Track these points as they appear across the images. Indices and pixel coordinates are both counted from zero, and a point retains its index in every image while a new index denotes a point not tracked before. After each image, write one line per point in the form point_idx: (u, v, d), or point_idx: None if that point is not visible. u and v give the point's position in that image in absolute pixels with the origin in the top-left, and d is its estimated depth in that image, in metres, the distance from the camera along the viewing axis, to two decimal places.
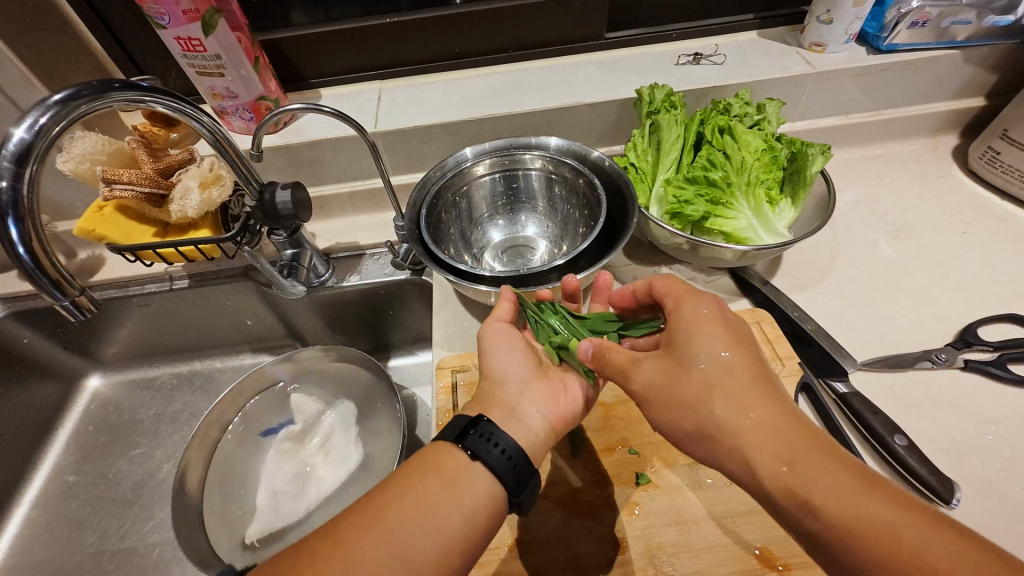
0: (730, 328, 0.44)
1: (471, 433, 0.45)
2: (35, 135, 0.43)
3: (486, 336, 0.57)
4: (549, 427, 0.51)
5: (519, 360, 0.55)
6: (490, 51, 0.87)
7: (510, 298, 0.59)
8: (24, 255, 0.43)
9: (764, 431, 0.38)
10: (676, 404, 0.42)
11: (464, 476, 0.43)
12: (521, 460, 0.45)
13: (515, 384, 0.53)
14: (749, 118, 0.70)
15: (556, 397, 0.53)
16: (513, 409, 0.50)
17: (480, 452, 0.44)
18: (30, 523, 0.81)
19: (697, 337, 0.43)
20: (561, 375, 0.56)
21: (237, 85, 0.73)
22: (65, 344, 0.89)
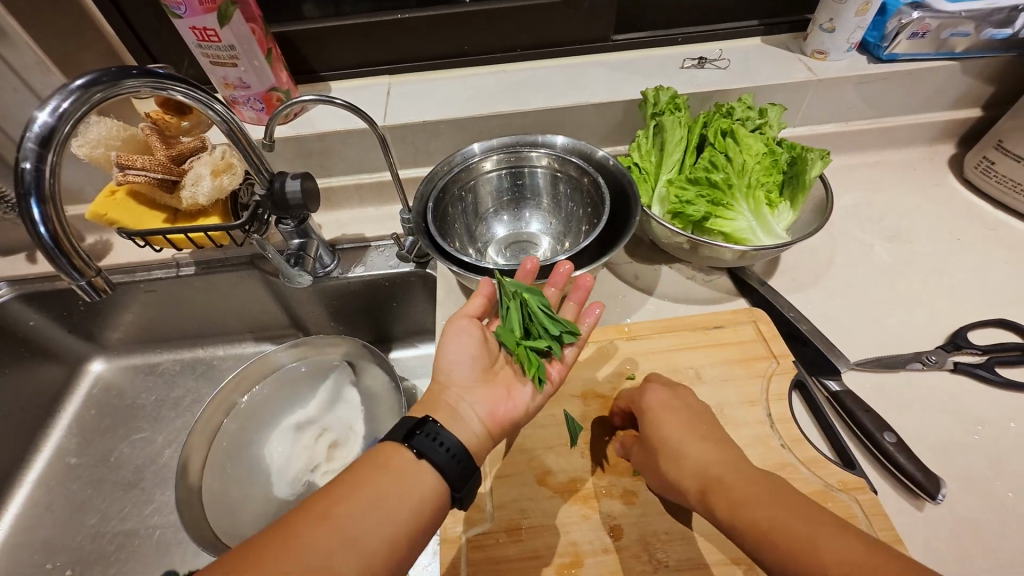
0: (682, 411, 0.51)
1: (417, 433, 0.45)
2: (57, 119, 0.44)
3: (448, 330, 0.55)
4: (489, 429, 0.50)
5: (469, 360, 0.52)
6: (498, 50, 0.89)
7: (485, 293, 0.59)
8: (44, 233, 0.44)
9: (726, 488, 0.43)
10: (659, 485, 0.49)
11: (412, 471, 0.43)
12: (464, 457, 0.45)
13: (460, 386, 0.51)
14: (750, 122, 0.72)
15: (499, 401, 0.51)
16: (453, 411, 0.49)
17: (426, 450, 0.44)
18: (32, 503, 0.82)
19: (655, 414, 0.51)
20: (509, 378, 0.54)
21: (250, 75, 0.74)
22: (70, 327, 0.90)
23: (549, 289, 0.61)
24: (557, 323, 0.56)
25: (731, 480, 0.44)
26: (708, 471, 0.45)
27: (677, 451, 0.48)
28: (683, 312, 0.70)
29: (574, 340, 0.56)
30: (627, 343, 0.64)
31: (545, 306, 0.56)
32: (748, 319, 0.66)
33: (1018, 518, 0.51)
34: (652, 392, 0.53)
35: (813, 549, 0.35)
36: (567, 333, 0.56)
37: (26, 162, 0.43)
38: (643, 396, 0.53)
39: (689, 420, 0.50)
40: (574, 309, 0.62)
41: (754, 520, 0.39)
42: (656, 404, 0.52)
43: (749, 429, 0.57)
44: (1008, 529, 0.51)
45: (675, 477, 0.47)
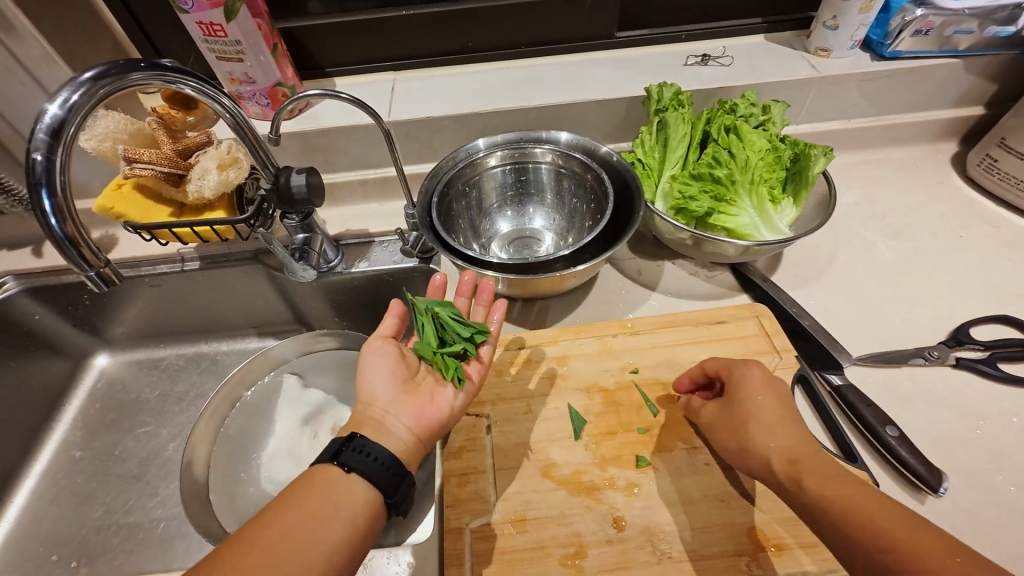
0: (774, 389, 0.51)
1: (344, 450, 0.43)
2: (67, 111, 0.44)
3: (363, 355, 0.54)
4: (416, 436, 0.48)
5: (387, 375, 0.51)
6: (502, 47, 0.89)
7: (397, 312, 0.57)
8: (55, 225, 0.44)
9: (817, 466, 0.44)
10: (734, 449, 0.50)
11: (342, 486, 0.42)
12: (394, 462, 0.44)
13: (382, 401, 0.49)
14: (753, 118, 0.72)
15: (423, 406, 0.50)
16: (379, 423, 0.47)
17: (354, 465, 0.42)
18: (38, 495, 0.83)
19: (752, 387, 0.51)
20: (431, 385, 0.53)
21: (255, 70, 0.74)
22: (75, 321, 0.90)
23: (459, 300, 0.62)
24: (467, 325, 0.57)
25: (821, 460, 0.44)
26: (797, 447, 0.46)
27: (771, 423, 0.48)
28: (686, 307, 0.70)
29: (486, 337, 0.57)
30: (630, 337, 0.64)
31: (455, 313, 0.58)
32: (751, 314, 0.66)
33: (1020, 511, 0.52)
34: (754, 367, 0.52)
35: (901, 533, 0.37)
36: (478, 332, 0.56)
37: (37, 153, 0.43)
38: (743, 367, 0.53)
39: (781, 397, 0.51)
40: (483, 312, 0.61)
41: (847, 499, 0.41)
42: (755, 376, 0.52)
43: None
44: (1010, 522, 0.51)
45: (761, 445, 0.48)
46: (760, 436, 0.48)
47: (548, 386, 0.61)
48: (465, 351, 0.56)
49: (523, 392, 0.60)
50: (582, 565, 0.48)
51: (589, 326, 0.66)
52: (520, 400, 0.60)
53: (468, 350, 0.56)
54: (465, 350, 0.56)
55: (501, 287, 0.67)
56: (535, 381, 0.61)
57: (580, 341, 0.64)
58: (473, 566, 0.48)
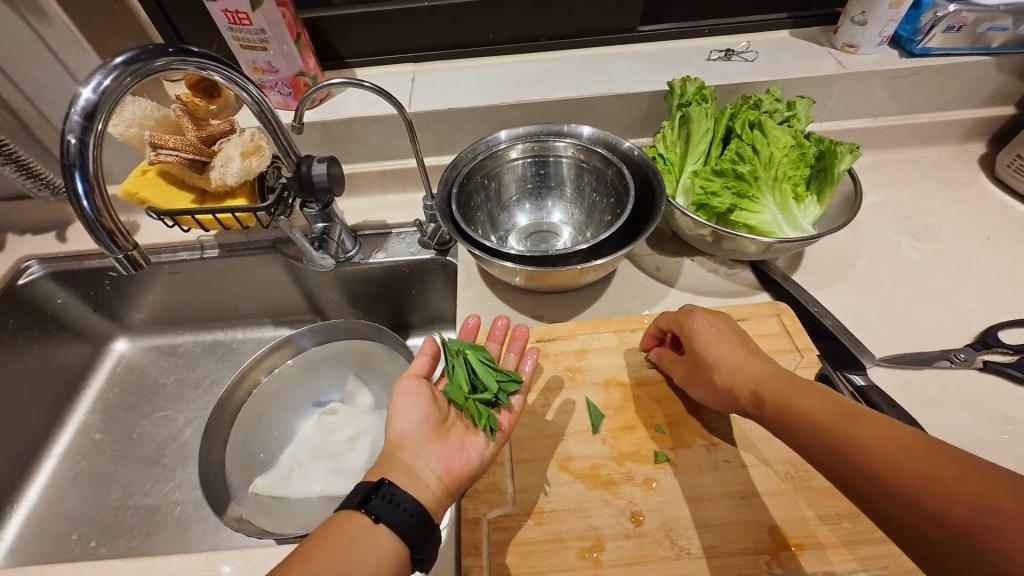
0: (724, 330, 0.53)
1: (373, 497, 0.42)
2: (100, 96, 0.45)
3: (394, 394, 0.53)
4: (444, 485, 0.47)
5: (419, 416, 0.50)
6: (523, 39, 0.89)
7: (430, 351, 0.56)
8: (87, 208, 0.45)
9: (776, 388, 0.45)
10: (711, 396, 0.52)
11: (368, 537, 0.40)
12: (423, 515, 0.43)
13: (412, 445, 0.48)
14: (778, 114, 0.71)
15: (453, 454, 0.49)
16: (409, 470, 0.46)
17: (383, 516, 0.41)
18: (58, 475, 0.84)
19: (700, 335, 0.53)
20: (461, 432, 0.52)
21: (279, 59, 0.74)
22: (96, 306, 0.92)
23: (491, 344, 0.62)
24: (501, 371, 0.56)
25: (776, 383, 0.46)
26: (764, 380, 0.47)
27: (734, 365, 0.49)
28: (705, 304, 0.70)
29: (518, 387, 0.55)
30: None
31: (486, 359, 0.57)
32: (772, 313, 0.65)
33: None
34: (698, 316, 0.54)
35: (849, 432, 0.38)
36: (511, 380, 0.55)
37: (71, 136, 0.43)
38: (688, 319, 0.54)
39: (732, 337, 0.52)
40: (515, 358, 0.60)
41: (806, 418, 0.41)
42: (704, 326, 0.53)
43: None
44: None
45: (727, 389, 0.49)
46: (724, 378, 0.50)
47: (566, 380, 0.61)
48: (497, 399, 0.54)
49: (540, 385, 0.60)
50: (599, 558, 0.48)
51: (607, 321, 0.65)
52: (539, 395, 0.60)
53: (499, 398, 0.54)
54: (496, 398, 0.54)
55: (519, 280, 0.67)
56: (552, 375, 0.61)
57: (598, 335, 0.64)
58: (491, 556, 0.48)
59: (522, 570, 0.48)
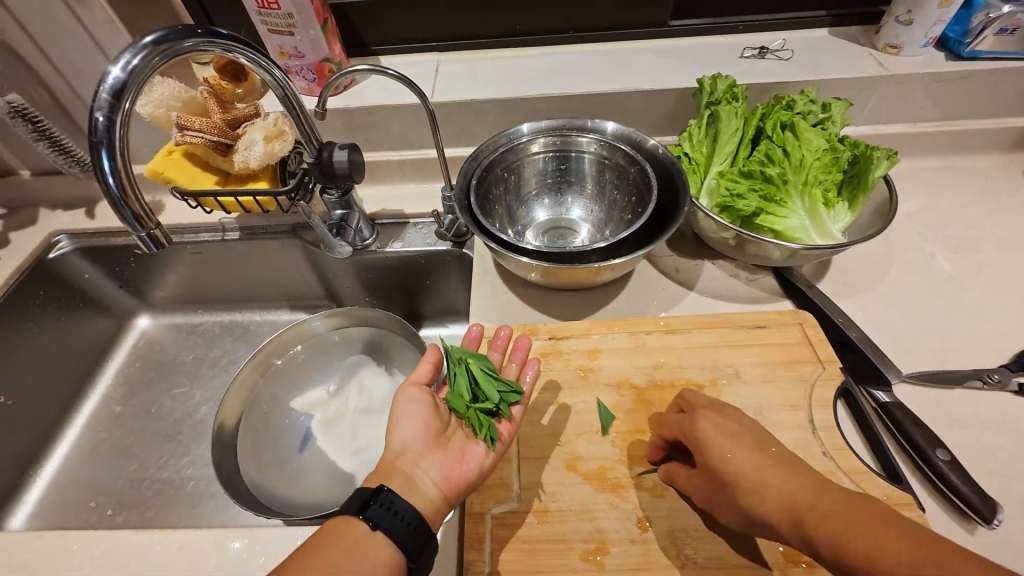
0: (740, 433, 0.47)
1: (372, 504, 0.43)
2: (129, 74, 0.45)
3: (396, 403, 0.53)
4: (442, 494, 0.47)
5: (419, 424, 0.50)
6: (550, 31, 0.87)
7: (433, 359, 0.56)
8: (113, 185, 0.46)
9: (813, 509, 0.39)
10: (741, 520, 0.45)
11: (366, 545, 0.41)
12: (421, 524, 0.43)
13: (413, 453, 0.48)
14: (812, 116, 0.69)
15: (453, 464, 0.49)
16: (408, 478, 0.46)
17: (381, 524, 0.42)
18: (79, 445, 0.87)
19: (715, 443, 0.47)
20: (461, 441, 0.51)
21: (305, 45, 0.74)
22: (121, 282, 0.94)
23: (492, 355, 0.61)
24: (502, 381, 0.54)
25: (810, 504, 0.40)
26: (796, 499, 0.41)
27: (758, 480, 0.43)
28: (724, 309, 0.68)
29: (520, 397, 0.54)
30: (665, 335, 0.63)
31: (488, 367, 0.55)
32: (794, 321, 0.63)
33: None
34: (707, 420, 0.48)
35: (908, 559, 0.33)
36: (512, 391, 0.53)
37: (99, 113, 0.44)
38: (696, 424, 0.49)
39: (749, 442, 0.46)
40: (516, 368, 0.58)
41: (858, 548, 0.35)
42: (714, 431, 0.47)
43: (789, 433, 0.55)
44: None
45: (760, 512, 0.42)
46: (756, 505, 0.43)
47: (577, 379, 0.60)
48: (498, 409, 0.53)
49: (550, 383, 0.60)
50: (603, 561, 0.47)
51: (623, 321, 0.64)
52: (549, 392, 0.59)
53: (500, 408, 0.53)
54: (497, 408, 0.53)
55: (535, 276, 0.66)
56: (563, 373, 0.60)
57: (612, 336, 0.63)
58: (493, 552, 0.48)
59: (524, 568, 0.47)
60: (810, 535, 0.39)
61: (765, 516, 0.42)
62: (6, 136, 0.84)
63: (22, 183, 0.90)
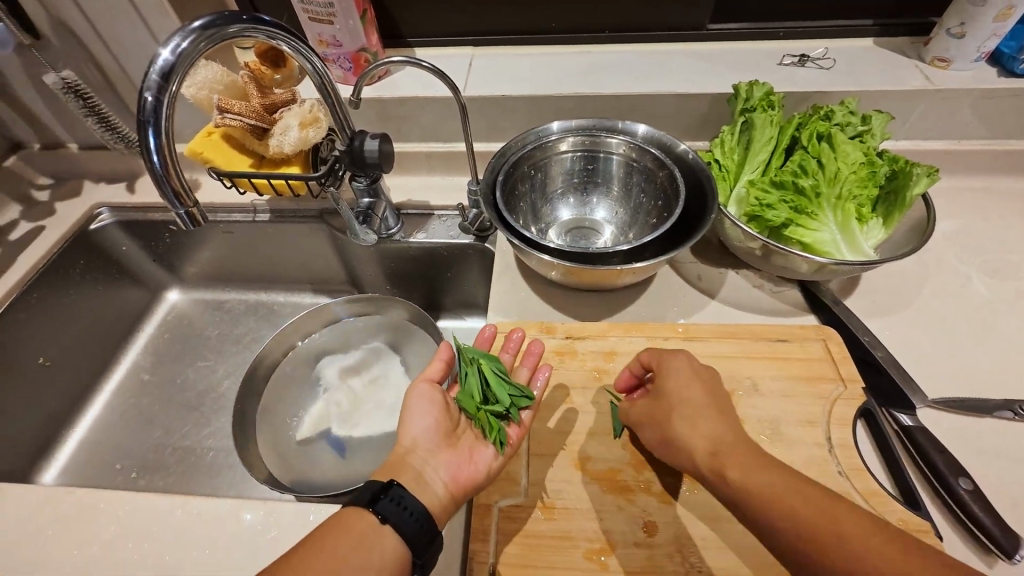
0: (702, 378, 0.51)
1: (382, 497, 0.44)
2: (177, 57, 0.47)
3: (407, 397, 0.54)
4: (450, 493, 0.48)
5: (429, 422, 0.51)
6: (585, 30, 0.87)
7: (446, 357, 0.57)
8: (156, 163, 0.48)
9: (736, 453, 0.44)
10: (658, 441, 0.50)
11: (375, 537, 0.42)
12: (428, 522, 0.44)
13: (422, 451, 0.49)
14: (851, 128, 0.67)
15: (462, 463, 0.50)
16: (417, 475, 0.47)
17: (390, 517, 0.43)
18: (109, 409, 0.91)
19: (680, 379, 0.51)
20: (471, 442, 0.52)
21: (343, 34, 0.76)
22: (156, 257, 0.98)
23: (504, 356, 0.61)
24: (513, 386, 0.54)
25: (740, 449, 0.45)
26: (723, 440, 0.46)
27: (696, 413, 0.48)
28: (745, 319, 0.67)
29: (530, 403, 0.54)
30: (682, 342, 0.62)
31: (499, 370, 0.55)
32: (818, 337, 0.62)
33: None
34: (679, 359, 0.52)
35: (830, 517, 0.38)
36: (523, 396, 0.54)
37: (148, 93, 0.46)
38: (671, 358, 0.53)
39: (708, 389, 0.50)
40: (527, 373, 0.58)
41: (771, 491, 0.41)
42: (685, 370, 0.51)
43: (806, 449, 0.54)
44: None
45: (684, 437, 0.47)
46: (682, 431, 0.48)
47: (591, 380, 0.60)
48: (508, 412, 0.53)
49: (563, 382, 0.60)
50: (607, 562, 0.47)
51: (641, 326, 0.64)
52: (562, 391, 0.59)
53: (510, 412, 0.53)
54: (507, 412, 0.53)
55: (555, 275, 0.67)
56: (577, 373, 0.61)
57: (629, 339, 0.63)
58: (498, 543, 0.49)
59: (528, 562, 0.48)
60: (723, 465, 0.44)
61: (684, 440, 0.47)
62: (57, 110, 0.88)
63: (70, 156, 0.94)
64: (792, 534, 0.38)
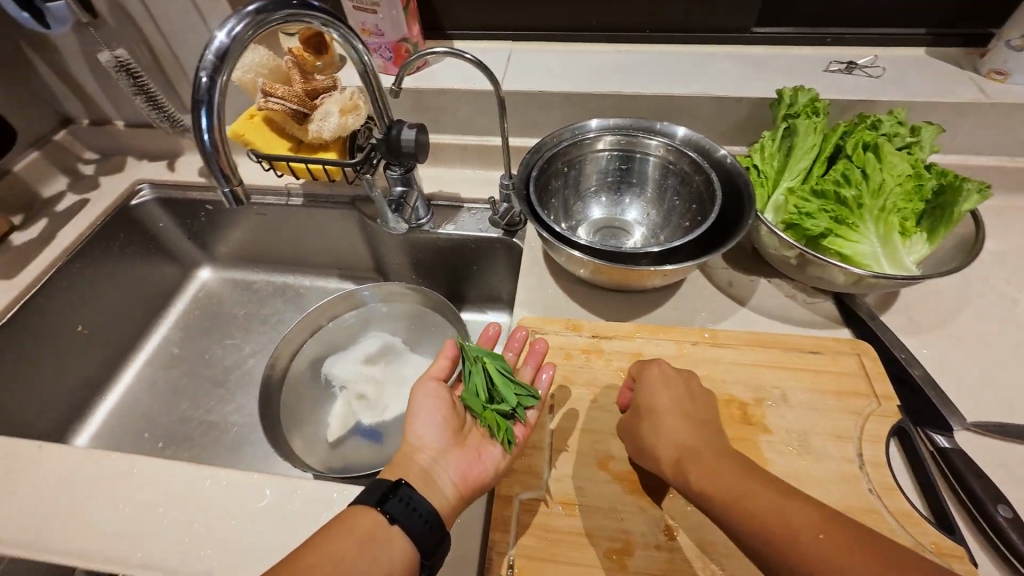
0: (678, 386, 0.52)
1: (391, 498, 0.44)
2: (232, 41, 0.48)
3: (415, 396, 0.54)
4: (459, 492, 0.48)
5: (438, 422, 0.51)
6: (626, 29, 0.86)
7: (451, 355, 0.58)
8: (207, 142, 0.49)
9: (698, 456, 0.45)
10: (634, 446, 0.51)
11: (384, 537, 0.42)
12: (436, 522, 0.44)
13: (430, 450, 0.50)
14: (899, 139, 0.65)
15: (470, 462, 0.50)
16: (426, 474, 0.48)
17: (399, 517, 0.43)
18: (140, 380, 0.94)
19: (651, 385, 0.51)
20: (478, 441, 0.52)
21: (386, 23, 0.77)
22: (190, 235, 1.01)
23: (508, 354, 0.61)
24: (519, 385, 0.54)
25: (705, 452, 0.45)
26: (686, 444, 0.46)
27: (664, 418, 0.49)
28: (776, 328, 0.66)
29: (536, 402, 0.54)
30: (711, 348, 0.62)
31: (503, 369, 0.55)
32: (851, 351, 0.61)
33: None
34: (654, 367, 0.53)
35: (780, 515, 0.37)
36: (529, 396, 0.54)
37: (203, 75, 0.47)
38: (647, 367, 0.53)
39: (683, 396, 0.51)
40: (531, 371, 0.58)
41: (724, 490, 0.41)
42: (658, 377, 0.52)
43: (835, 464, 0.53)
44: None
45: (650, 442, 0.48)
46: (650, 436, 0.48)
47: (616, 379, 0.60)
48: (514, 412, 0.53)
49: (588, 380, 0.60)
50: (627, 563, 0.47)
51: (668, 329, 0.63)
52: (585, 389, 0.59)
53: (516, 411, 0.53)
54: (512, 411, 0.53)
55: (583, 272, 0.66)
56: (602, 372, 0.60)
57: (656, 342, 0.62)
58: (517, 535, 0.49)
59: (546, 555, 0.48)
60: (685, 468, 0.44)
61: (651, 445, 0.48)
62: (107, 88, 0.91)
63: (116, 133, 0.98)
64: (746, 531, 0.38)
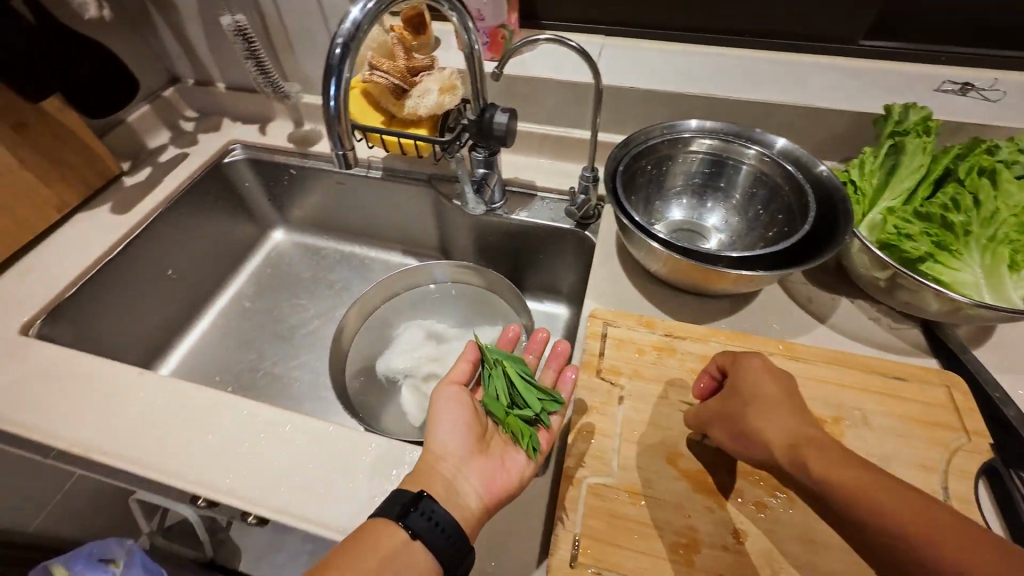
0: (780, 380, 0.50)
1: (412, 512, 0.45)
2: (365, 15, 0.50)
3: (436, 400, 0.56)
4: (483, 503, 0.49)
5: (458, 430, 0.53)
6: (726, 32, 0.85)
7: (470, 359, 0.61)
8: (332, 106, 0.52)
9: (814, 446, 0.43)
10: (730, 435, 0.49)
11: (406, 551, 0.44)
12: (458, 536, 0.45)
13: (452, 458, 0.51)
14: (1018, 166, 0.61)
15: (493, 471, 0.51)
16: (449, 484, 0.49)
17: (420, 532, 0.44)
18: (214, 327, 1.00)
19: (754, 376, 0.50)
20: (500, 448, 0.54)
21: (488, 7, 0.79)
22: (271, 197, 1.06)
23: (529, 356, 0.65)
24: (542, 391, 0.56)
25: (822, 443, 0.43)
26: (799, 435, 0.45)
27: (770, 408, 0.47)
28: (856, 350, 0.64)
29: (559, 407, 0.55)
30: (789, 360, 0.60)
31: (522, 372, 0.58)
32: (941, 382, 0.58)
33: None
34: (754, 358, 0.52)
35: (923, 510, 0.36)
36: (552, 401, 0.55)
37: (338, 45, 0.50)
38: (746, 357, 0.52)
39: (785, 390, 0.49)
40: (552, 374, 0.61)
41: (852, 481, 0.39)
42: (760, 369, 0.51)
43: None
44: None
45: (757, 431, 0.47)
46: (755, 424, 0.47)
47: (688, 379, 0.59)
48: (538, 417, 0.55)
49: (659, 377, 0.60)
50: (693, 559, 0.47)
51: (744, 336, 0.62)
52: (655, 385, 0.59)
53: (540, 416, 0.54)
54: (536, 417, 0.55)
55: (660, 268, 0.66)
56: (674, 371, 0.60)
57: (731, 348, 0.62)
58: (583, 516, 0.50)
59: (611, 539, 0.48)
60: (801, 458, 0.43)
61: (757, 434, 0.46)
62: (216, 50, 0.97)
63: (217, 94, 1.04)
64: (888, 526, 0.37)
